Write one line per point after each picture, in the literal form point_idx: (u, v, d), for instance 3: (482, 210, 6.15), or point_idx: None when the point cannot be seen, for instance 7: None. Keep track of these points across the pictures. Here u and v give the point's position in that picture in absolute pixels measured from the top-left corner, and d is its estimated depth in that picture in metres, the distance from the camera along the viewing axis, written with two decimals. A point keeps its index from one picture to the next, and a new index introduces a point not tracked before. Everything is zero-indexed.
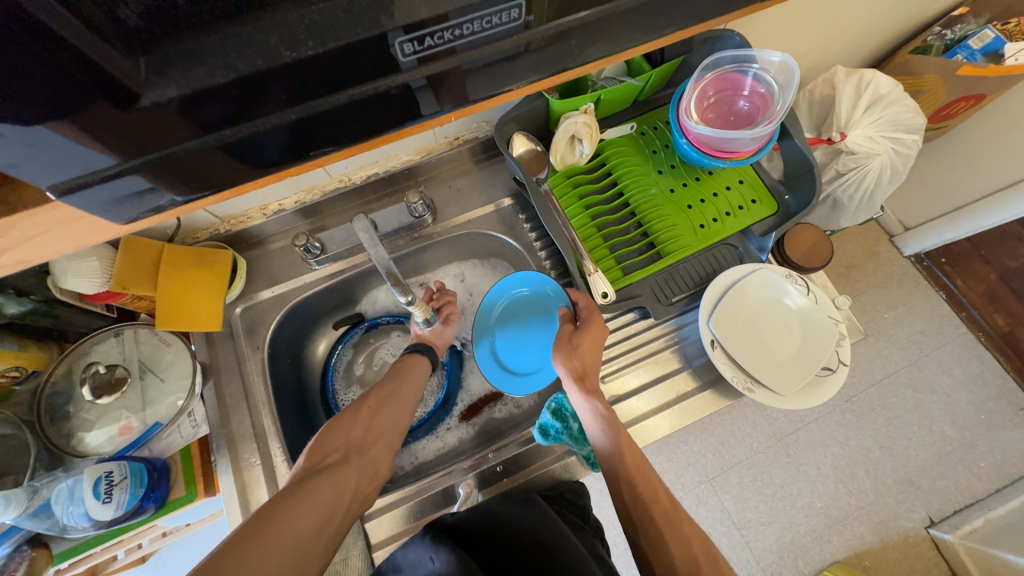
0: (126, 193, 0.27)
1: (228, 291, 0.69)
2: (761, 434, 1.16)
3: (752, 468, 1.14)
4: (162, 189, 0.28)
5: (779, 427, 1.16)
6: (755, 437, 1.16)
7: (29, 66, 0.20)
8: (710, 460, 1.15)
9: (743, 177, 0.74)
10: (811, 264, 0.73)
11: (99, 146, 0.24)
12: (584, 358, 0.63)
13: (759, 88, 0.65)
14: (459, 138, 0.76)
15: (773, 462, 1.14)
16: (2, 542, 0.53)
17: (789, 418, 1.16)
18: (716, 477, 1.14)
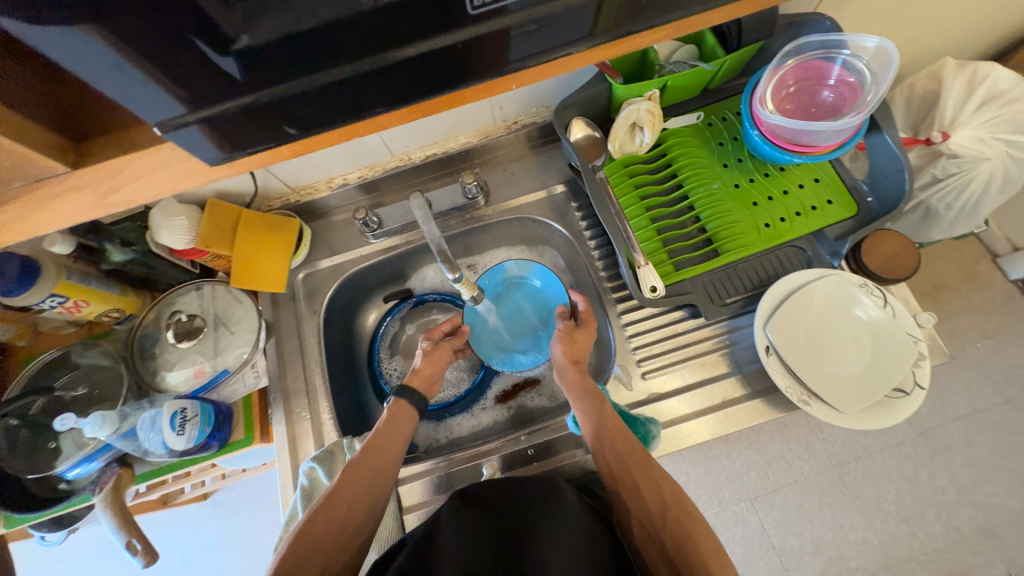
0: (216, 137, 0.29)
1: (293, 257, 0.75)
2: (814, 458, 1.09)
3: (801, 493, 1.09)
4: (246, 134, 0.30)
5: (835, 453, 1.09)
6: (807, 461, 1.10)
7: (141, 6, 0.22)
8: (753, 479, 1.10)
9: (820, 175, 0.68)
10: (893, 275, 0.66)
11: (193, 92, 0.26)
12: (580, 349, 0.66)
13: (848, 77, 0.60)
14: (517, 122, 0.76)
15: (825, 490, 1.08)
16: (98, 457, 0.62)
17: (848, 446, 1.09)
18: (759, 497, 1.10)
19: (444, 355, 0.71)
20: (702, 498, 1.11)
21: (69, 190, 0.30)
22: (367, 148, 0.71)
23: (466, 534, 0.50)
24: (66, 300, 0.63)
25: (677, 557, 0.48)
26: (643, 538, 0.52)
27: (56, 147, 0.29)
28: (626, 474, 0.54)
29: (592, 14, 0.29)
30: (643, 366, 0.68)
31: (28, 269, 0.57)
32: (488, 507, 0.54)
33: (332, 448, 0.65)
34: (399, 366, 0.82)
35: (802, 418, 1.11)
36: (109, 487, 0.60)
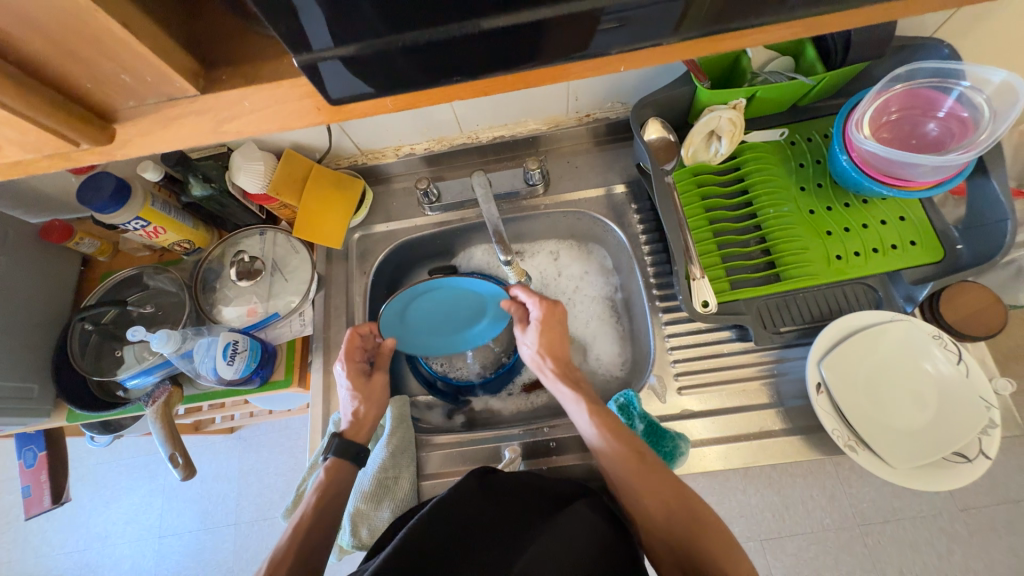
0: (334, 83, 0.30)
1: (353, 216, 0.77)
2: (837, 512, 1.05)
3: (816, 544, 1.07)
4: (361, 82, 0.30)
5: (862, 511, 1.04)
6: (828, 513, 1.05)
7: None
8: (769, 520, 1.07)
9: (907, 214, 0.64)
10: (973, 331, 0.60)
11: (323, 31, 0.27)
12: (555, 344, 0.67)
13: (961, 112, 0.55)
14: (590, 116, 0.75)
15: (843, 547, 1.05)
16: (153, 372, 0.66)
17: (876, 506, 1.03)
18: (771, 539, 1.08)
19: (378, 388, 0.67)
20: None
21: (190, 112, 0.32)
22: (439, 120, 0.72)
23: (475, 509, 0.49)
24: (147, 225, 0.68)
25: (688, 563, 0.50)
26: (655, 543, 0.54)
27: (188, 70, 0.31)
28: (638, 490, 0.55)
29: (700, 8, 0.28)
30: (679, 380, 0.66)
31: (121, 189, 0.62)
32: (499, 493, 0.53)
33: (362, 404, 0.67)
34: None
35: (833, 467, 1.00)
36: (160, 402, 0.65)
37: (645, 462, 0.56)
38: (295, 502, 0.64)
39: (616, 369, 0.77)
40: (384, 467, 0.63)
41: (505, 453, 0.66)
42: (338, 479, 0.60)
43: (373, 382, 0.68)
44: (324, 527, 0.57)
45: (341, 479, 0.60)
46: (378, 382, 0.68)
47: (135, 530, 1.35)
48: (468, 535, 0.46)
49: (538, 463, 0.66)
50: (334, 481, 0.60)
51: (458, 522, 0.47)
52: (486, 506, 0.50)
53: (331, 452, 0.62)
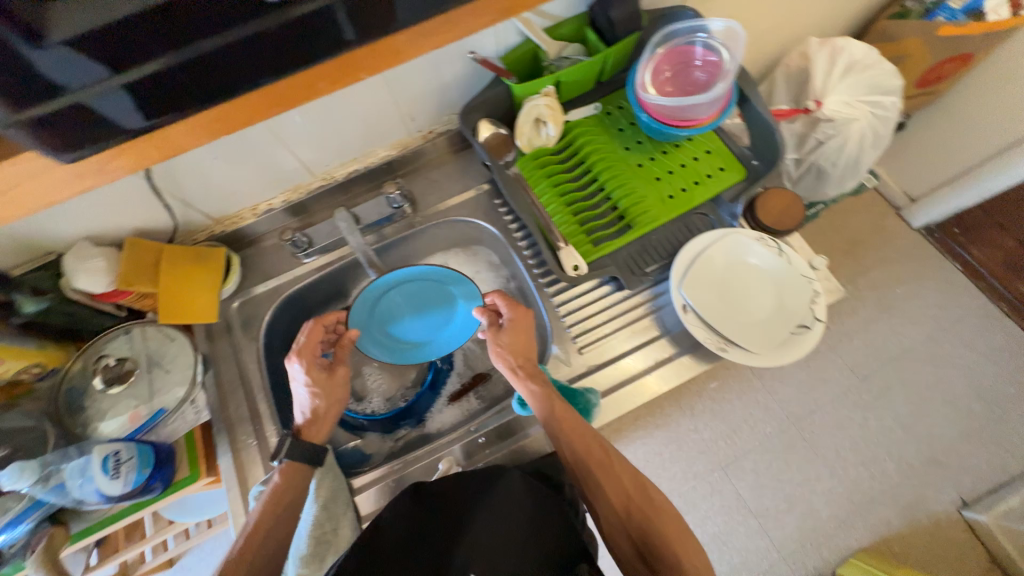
0: (96, 117, 0.39)
1: (224, 285, 0.74)
2: (775, 419, 1.30)
3: (767, 455, 1.27)
4: (127, 115, 0.40)
5: (794, 411, 1.30)
6: (770, 423, 1.30)
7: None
8: (723, 448, 1.28)
9: (711, 147, 0.76)
10: (786, 225, 0.73)
11: (71, 78, 0.36)
12: (519, 345, 0.66)
13: (711, 56, 0.67)
14: (433, 131, 0.80)
15: (789, 447, 1.29)
16: (25, 518, 0.58)
17: (802, 402, 1.31)
18: (730, 464, 1.27)
19: (338, 389, 0.67)
20: (682, 474, 1.28)
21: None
22: (287, 170, 0.73)
23: (408, 526, 0.53)
24: None
25: (646, 541, 0.55)
26: (614, 533, 0.57)
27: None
28: (603, 491, 0.58)
29: None
30: (580, 341, 0.71)
31: None
32: (429, 502, 0.56)
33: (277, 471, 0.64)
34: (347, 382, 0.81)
35: (760, 382, 1.33)
36: (40, 548, 0.59)
37: (607, 457, 0.60)
38: None
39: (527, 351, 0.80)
40: (319, 522, 0.59)
41: (441, 466, 0.66)
42: (294, 482, 0.61)
43: (336, 377, 0.67)
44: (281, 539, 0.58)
45: (296, 483, 0.61)
46: (340, 375, 0.67)
47: None
48: (404, 549, 0.51)
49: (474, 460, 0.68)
50: (291, 484, 0.61)
51: (389, 543, 0.51)
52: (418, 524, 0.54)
53: (285, 456, 0.61)
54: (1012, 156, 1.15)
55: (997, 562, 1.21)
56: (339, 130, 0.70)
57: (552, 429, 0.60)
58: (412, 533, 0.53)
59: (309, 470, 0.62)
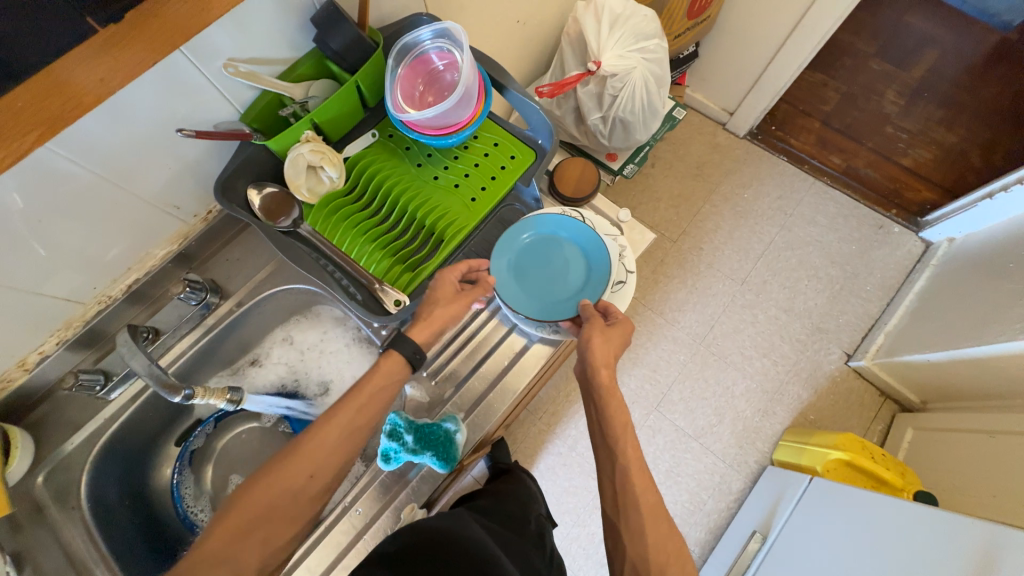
0: None
1: (8, 466, 0.61)
2: (683, 345, 1.41)
3: (687, 379, 1.39)
4: None
5: (697, 332, 1.42)
6: (680, 350, 1.41)
7: None
8: (649, 390, 1.38)
9: (497, 139, 0.76)
10: (583, 191, 0.76)
11: None
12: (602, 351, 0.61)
13: (451, 56, 0.67)
14: (211, 212, 0.72)
15: (702, 364, 1.40)
16: None
17: (701, 322, 1.43)
18: (660, 403, 1.37)
19: (442, 319, 0.62)
20: None
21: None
22: (43, 311, 0.62)
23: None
24: None
25: None
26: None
27: None
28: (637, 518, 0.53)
29: None
30: (430, 370, 0.71)
31: None
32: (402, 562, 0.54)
33: None
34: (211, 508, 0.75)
35: (660, 318, 1.44)
36: None
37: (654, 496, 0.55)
38: None
39: None
40: None
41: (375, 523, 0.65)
42: (387, 367, 0.60)
43: (459, 296, 0.63)
44: (329, 470, 0.55)
45: (390, 370, 0.60)
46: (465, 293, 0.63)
47: None
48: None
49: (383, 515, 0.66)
50: (377, 380, 0.59)
51: None
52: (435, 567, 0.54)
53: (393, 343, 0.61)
54: (791, 48, 1.29)
55: (887, 396, 1.37)
56: (86, 247, 0.61)
57: (604, 419, 0.59)
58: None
59: (407, 367, 0.61)
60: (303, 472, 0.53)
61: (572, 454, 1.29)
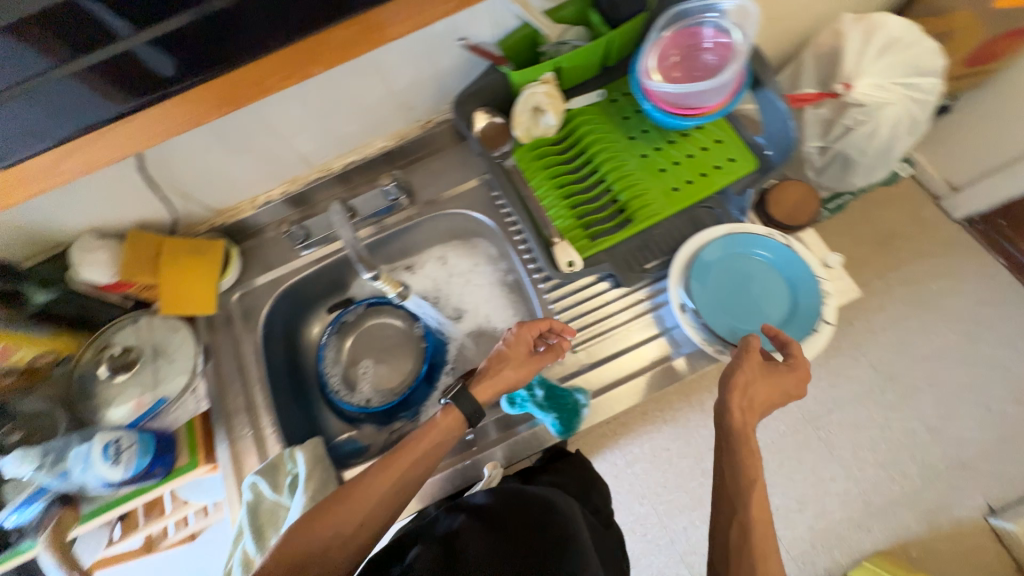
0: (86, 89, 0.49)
1: (223, 276, 0.75)
2: (788, 416, 1.16)
3: (777, 453, 1.14)
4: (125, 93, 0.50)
5: (808, 409, 1.16)
6: (782, 420, 1.16)
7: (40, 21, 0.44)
8: None
9: (721, 136, 0.71)
10: (799, 222, 0.67)
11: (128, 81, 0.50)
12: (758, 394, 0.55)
13: (722, 38, 0.63)
14: (431, 121, 0.78)
15: (803, 446, 1.13)
16: (37, 498, 0.60)
17: (818, 399, 1.17)
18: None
19: (507, 379, 0.60)
20: None
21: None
22: (284, 162, 0.73)
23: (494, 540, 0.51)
24: None
25: None
26: None
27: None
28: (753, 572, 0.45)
29: None
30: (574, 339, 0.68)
31: None
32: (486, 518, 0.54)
33: (274, 461, 0.64)
34: (343, 378, 0.80)
35: None
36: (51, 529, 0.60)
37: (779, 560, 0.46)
38: None
39: None
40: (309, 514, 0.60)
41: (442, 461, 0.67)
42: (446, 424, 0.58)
43: (536, 359, 0.61)
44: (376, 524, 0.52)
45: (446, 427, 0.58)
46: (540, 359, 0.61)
47: None
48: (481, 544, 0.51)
49: (455, 468, 0.67)
50: (427, 436, 0.57)
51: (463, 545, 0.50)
52: (499, 526, 0.53)
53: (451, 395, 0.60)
54: None
55: None
56: (336, 120, 0.70)
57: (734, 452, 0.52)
58: (476, 535, 0.51)
59: (463, 426, 0.59)
60: (352, 523, 0.51)
61: (634, 512, 1.00)
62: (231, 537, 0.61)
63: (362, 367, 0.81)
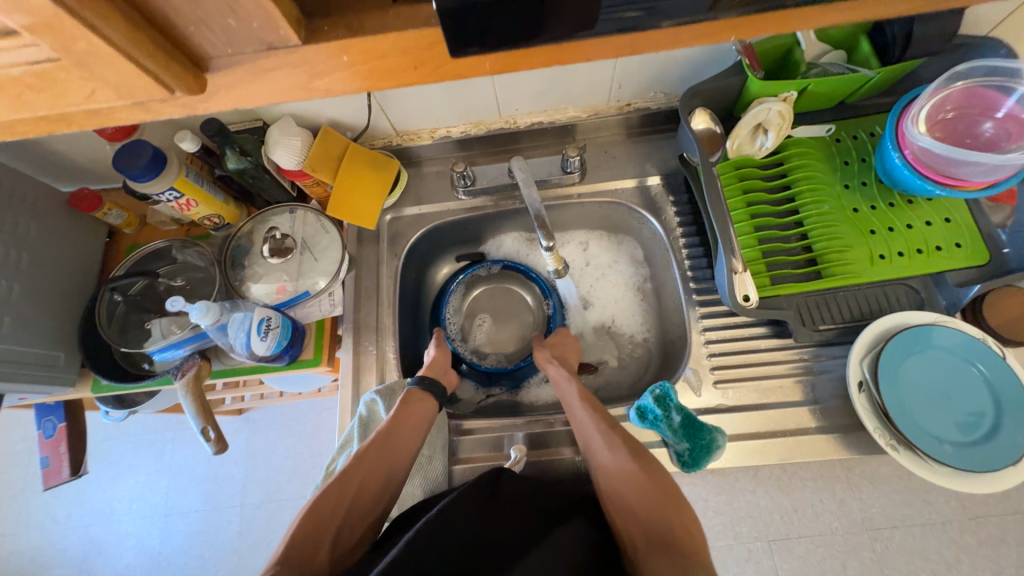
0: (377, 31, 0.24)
1: (386, 198, 0.76)
2: (846, 516, 1.05)
3: (823, 546, 1.08)
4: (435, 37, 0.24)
5: (872, 516, 1.04)
6: (838, 517, 1.06)
7: None
8: (776, 521, 1.09)
9: (952, 216, 0.63)
10: (1019, 337, 0.59)
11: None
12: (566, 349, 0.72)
13: (1019, 113, 0.55)
14: (629, 105, 0.75)
15: (851, 549, 1.07)
16: (184, 344, 0.65)
17: (887, 512, 1.04)
18: (778, 540, 1.09)
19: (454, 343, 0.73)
20: (718, 527, 1.11)
21: (290, 65, 0.25)
22: (478, 103, 0.71)
23: (469, 523, 0.49)
24: (180, 197, 0.67)
25: None
26: None
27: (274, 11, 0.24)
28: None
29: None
30: (717, 374, 0.64)
31: (157, 157, 0.62)
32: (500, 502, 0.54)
33: (394, 386, 0.67)
34: (462, 326, 0.81)
35: (843, 473, 1.05)
36: (190, 375, 0.65)
37: None
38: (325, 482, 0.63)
39: (635, 346, 0.79)
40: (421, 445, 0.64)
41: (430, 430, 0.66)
42: (418, 407, 0.62)
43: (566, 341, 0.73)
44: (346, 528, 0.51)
45: (418, 407, 0.62)
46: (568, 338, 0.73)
47: (142, 506, 1.38)
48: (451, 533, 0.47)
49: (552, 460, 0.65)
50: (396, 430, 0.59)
51: (468, 503, 0.51)
52: (483, 510, 0.52)
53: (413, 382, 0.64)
54: None
55: None
56: (548, 78, 0.67)
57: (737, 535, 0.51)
58: (479, 506, 0.52)
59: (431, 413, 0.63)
60: (324, 518, 0.50)
61: None
62: (338, 443, 0.64)
63: (479, 320, 0.83)
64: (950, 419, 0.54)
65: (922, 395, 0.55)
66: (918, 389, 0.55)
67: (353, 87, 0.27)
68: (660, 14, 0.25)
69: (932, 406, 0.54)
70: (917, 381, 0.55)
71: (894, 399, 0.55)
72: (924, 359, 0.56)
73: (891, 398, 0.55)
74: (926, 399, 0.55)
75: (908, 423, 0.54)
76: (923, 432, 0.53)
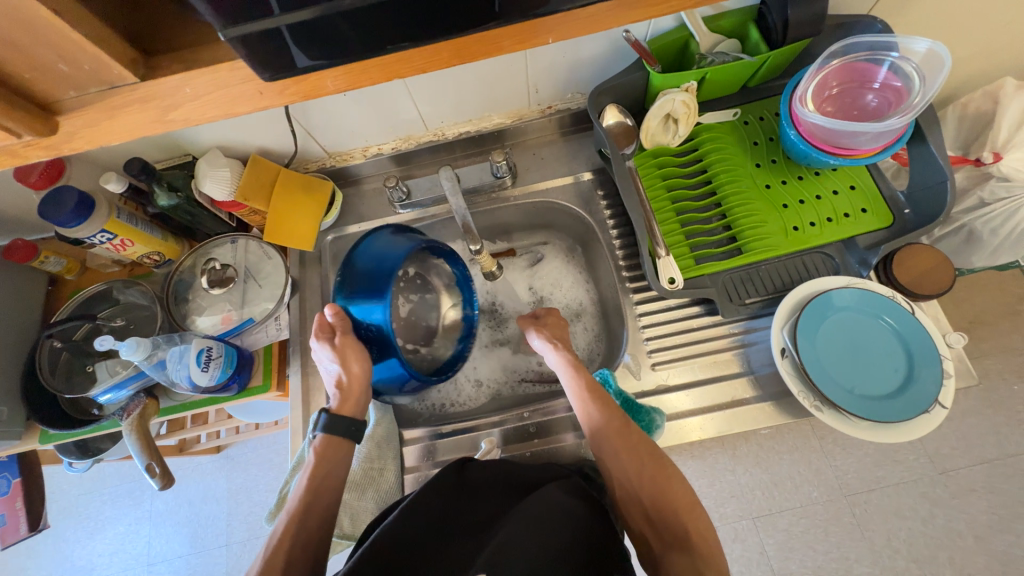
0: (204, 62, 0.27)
1: (324, 218, 0.77)
2: (823, 483, 1.09)
3: (806, 517, 1.09)
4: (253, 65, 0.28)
5: (847, 482, 1.08)
6: (816, 486, 1.09)
7: None
8: (759, 498, 1.10)
9: (856, 183, 0.67)
10: (924, 291, 0.63)
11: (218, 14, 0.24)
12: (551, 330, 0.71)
13: (894, 81, 0.59)
14: (551, 107, 0.77)
15: (832, 517, 1.08)
16: (127, 384, 0.65)
17: (860, 476, 1.08)
18: (762, 516, 1.10)
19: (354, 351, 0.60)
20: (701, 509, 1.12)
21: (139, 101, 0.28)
22: (404, 119, 0.73)
23: (433, 506, 0.50)
24: (114, 238, 0.67)
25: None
26: None
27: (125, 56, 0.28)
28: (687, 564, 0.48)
29: None
30: (653, 357, 0.67)
31: (83, 203, 0.62)
32: (470, 489, 0.54)
33: None
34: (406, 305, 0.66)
35: (816, 442, 1.11)
36: (136, 414, 0.64)
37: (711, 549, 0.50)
38: (278, 505, 0.63)
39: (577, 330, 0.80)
40: (370, 459, 0.64)
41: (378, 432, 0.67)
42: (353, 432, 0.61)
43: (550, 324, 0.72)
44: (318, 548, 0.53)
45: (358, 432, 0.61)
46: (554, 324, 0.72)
47: (125, 558, 1.34)
48: (423, 556, 0.46)
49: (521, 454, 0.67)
50: (325, 460, 0.58)
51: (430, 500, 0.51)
52: (441, 492, 0.52)
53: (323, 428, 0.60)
54: None
55: None
56: (466, 89, 0.69)
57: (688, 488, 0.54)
58: (437, 498, 0.51)
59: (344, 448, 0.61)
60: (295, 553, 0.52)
61: None
62: (290, 466, 0.65)
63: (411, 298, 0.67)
64: (868, 376, 0.56)
65: (841, 357, 0.57)
66: (834, 351, 0.58)
67: (204, 114, 0.30)
68: (463, 17, 0.28)
69: (850, 367, 0.57)
70: (841, 342, 0.58)
71: (818, 361, 0.57)
72: (842, 320, 0.58)
73: (813, 362, 0.57)
74: (843, 360, 0.57)
75: (829, 385, 0.56)
76: (843, 393, 0.56)
